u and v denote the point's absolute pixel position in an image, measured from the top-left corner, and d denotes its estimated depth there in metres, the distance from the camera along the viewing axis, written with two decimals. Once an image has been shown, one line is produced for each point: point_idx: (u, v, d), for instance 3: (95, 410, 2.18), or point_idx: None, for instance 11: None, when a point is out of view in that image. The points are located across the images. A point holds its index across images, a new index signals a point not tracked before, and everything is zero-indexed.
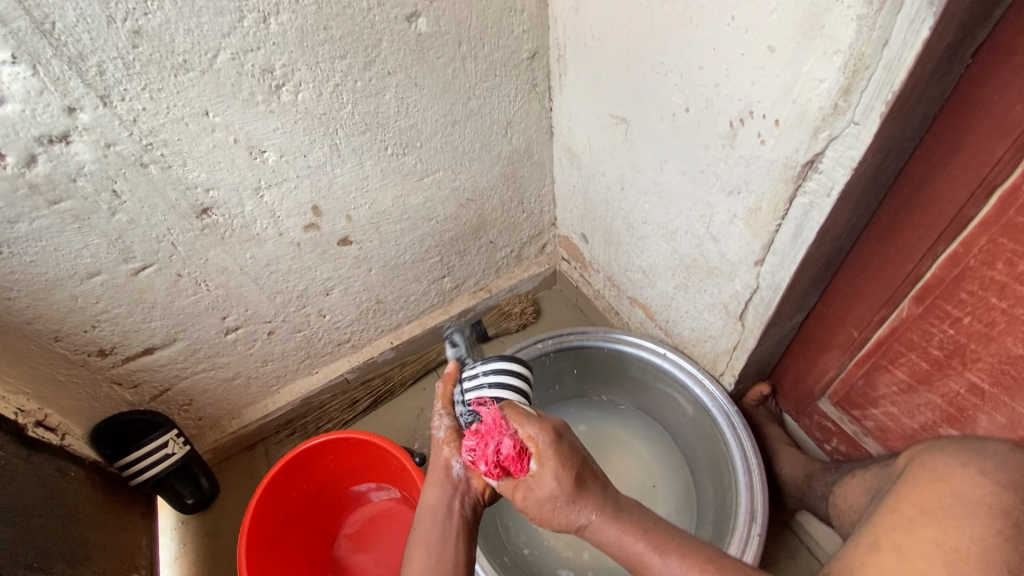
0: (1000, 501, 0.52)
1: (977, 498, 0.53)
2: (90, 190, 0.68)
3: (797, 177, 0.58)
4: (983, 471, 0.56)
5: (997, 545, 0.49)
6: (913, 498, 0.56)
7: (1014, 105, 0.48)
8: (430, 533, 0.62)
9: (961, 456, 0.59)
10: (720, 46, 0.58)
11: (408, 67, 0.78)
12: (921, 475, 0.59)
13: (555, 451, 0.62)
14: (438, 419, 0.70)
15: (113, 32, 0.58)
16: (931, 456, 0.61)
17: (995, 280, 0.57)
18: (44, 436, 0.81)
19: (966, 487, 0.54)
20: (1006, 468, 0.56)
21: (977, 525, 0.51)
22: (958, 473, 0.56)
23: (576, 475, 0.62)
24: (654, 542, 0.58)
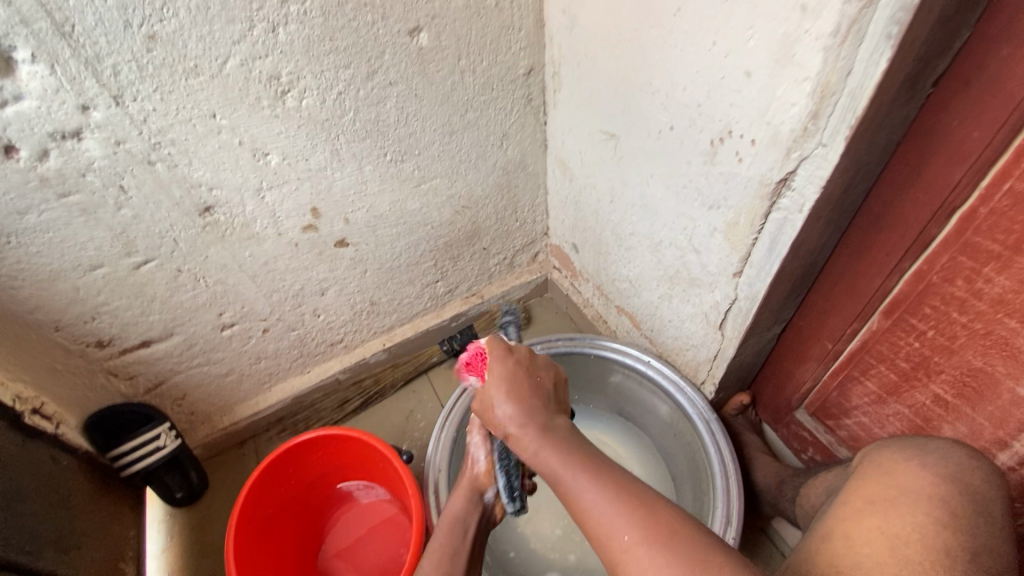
0: (940, 490, 0.55)
1: (918, 488, 0.56)
2: (98, 185, 0.70)
3: (772, 194, 0.62)
4: (926, 461, 0.58)
5: (936, 530, 0.52)
6: (861, 490, 0.59)
7: (969, 132, 0.52)
8: (451, 546, 0.69)
9: (907, 447, 0.61)
10: (702, 69, 0.62)
11: (409, 78, 0.81)
12: (868, 467, 0.61)
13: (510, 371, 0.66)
14: (478, 449, 0.77)
15: (129, 36, 0.61)
16: (879, 446, 0.63)
17: (956, 295, 0.60)
18: (40, 424, 0.82)
19: (910, 478, 0.57)
20: (948, 457, 0.58)
21: (918, 513, 0.54)
22: (901, 464, 0.58)
23: (521, 389, 0.65)
24: (599, 482, 0.53)
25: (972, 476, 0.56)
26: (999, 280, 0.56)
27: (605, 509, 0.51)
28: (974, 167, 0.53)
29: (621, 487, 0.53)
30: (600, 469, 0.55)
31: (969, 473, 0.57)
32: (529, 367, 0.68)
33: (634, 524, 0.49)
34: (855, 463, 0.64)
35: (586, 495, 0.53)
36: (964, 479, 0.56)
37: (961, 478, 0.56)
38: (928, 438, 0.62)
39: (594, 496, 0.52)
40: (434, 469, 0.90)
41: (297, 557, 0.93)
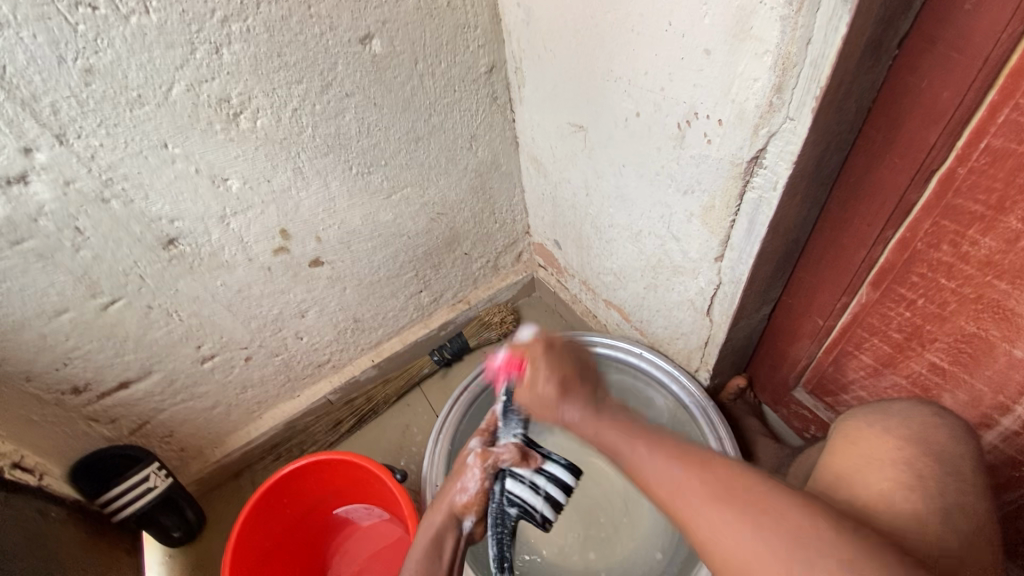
0: (905, 454, 0.53)
1: (884, 455, 0.53)
2: (52, 229, 0.68)
3: (744, 173, 0.60)
4: (889, 425, 0.56)
5: (904, 498, 0.50)
6: (830, 464, 0.56)
7: (940, 92, 0.49)
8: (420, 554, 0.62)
9: (872, 413, 0.58)
10: (661, 52, 0.60)
11: (366, 87, 0.79)
12: (837, 438, 0.58)
13: (554, 364, 0.63)
14: (473, 479, 0.68)
15: (64, 72, 0.59)
16: (850, 416, 0.60)
17: (942, 261, 0.59)
18: (21, 478, 0.79)
19: (875, 444, 0.54)
20: (910, 418, 0.56)
21: (885, 479, 0.51)
22: (866, 432, 0.56)
23: (568, 381, 0.60)
24: (653, 443, 0.50)
25: (935, 435, 0.54)
26: (985, 242, 0.54)
27: (661, 472, 0.47)
28: (949, 127, 0.51)
29: (680, 449, 0.49)
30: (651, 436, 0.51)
31: (932, 433, 0.54)
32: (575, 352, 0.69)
33: (681, 467, 0.47)
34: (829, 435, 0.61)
35: (642, 458, 0.49)
36: (929, 440, 0.54)
37: (925, 439, 0.54)
38: (892, 402, 0.60)
39: (635, 447, 0.50)
40: (431, 485, 0.88)
41: None
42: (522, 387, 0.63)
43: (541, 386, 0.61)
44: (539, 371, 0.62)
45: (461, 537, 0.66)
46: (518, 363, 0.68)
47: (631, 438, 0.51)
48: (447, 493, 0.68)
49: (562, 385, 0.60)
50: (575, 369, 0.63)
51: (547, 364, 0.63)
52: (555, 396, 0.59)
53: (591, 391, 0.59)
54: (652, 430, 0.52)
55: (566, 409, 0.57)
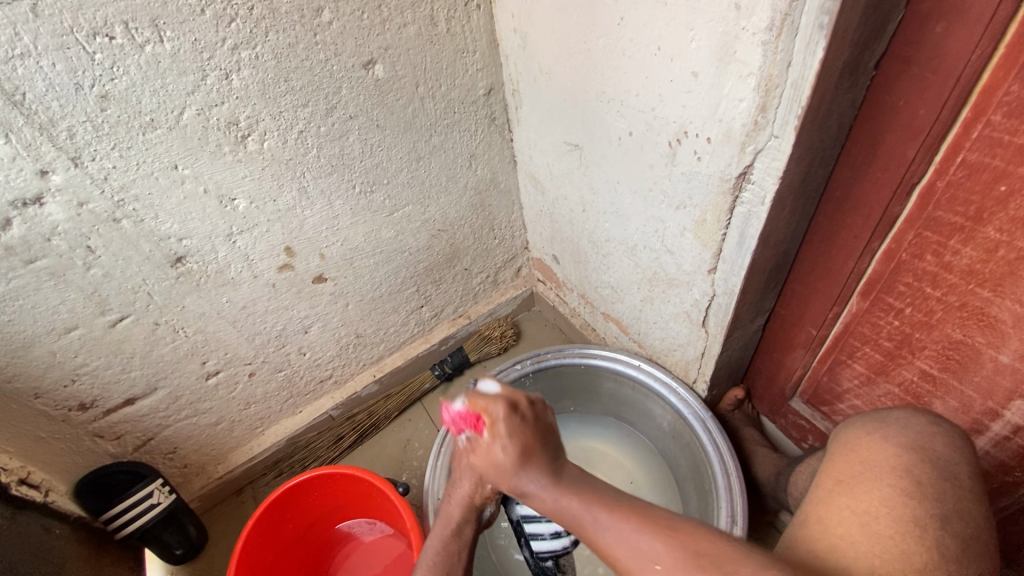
0: (903, 461, 0.54)
1: (883, 462, 0.54)
2: (65, 248, 0.70)
3: (734, 188, 0.62)
4: (889, 432, 0.57)
5: (905, 503, 0.51)
6: (830, 471, 0.57)
7: (917, 110, 0.52)
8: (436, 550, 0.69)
9: (871, 421, 0.60)
10: (651, 74, 0.63)
11: (369, 110, 0.82)
12: (837, 445, 0.59)
13: (515, 426, 0.60)
14: None
15: (81, 98, 0.61)
16: (848, 425, 0.62)
17: (927, 270, 0.60)
18: (28, 494, 0.81)
19: (875, 451, 0.56)
20: (909, 425, 0.58)
21: (884, 485, 0.52)
22: (866, 440, 0.57)
23: (529, 446, 0.59)
24: (616, 516, 0.49)
25: (933, 442, 0.56)
26: (966, 252, 0.56)
27: (622, 539, 0.47)
28: (927, 142, 0.53)
29: (647, 522, 0.48)
30: (611, 505, 0.51)
31: (930, 440, 0.56)
32: (543, 406, 0.67)
33: (637, 524, 0.47)
34: (828, 444, 0.63)
35: (607, 534, 0.48)
36: (927, 447, 0.55)
37: (923, 446, 0.55)
38: (891, 409, 0.62)
39: (600, 521, 0.49)
40: (433, 497, 0.89)
41: None
42: (478, 452, 0.62)
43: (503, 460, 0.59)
44: (497, 434, 0.60)
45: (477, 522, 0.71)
46: (475, 419, 0.63)
47: (593, 509, 0.51)
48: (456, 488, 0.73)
49: (524, 449, 0.58)
50: (540, 434, 0.61)
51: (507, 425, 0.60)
52: (507, 460, 0.58)
53: (552, 457, 0.59)
54: (616, 500, 0.52)
55: (527, 479, 0.57)
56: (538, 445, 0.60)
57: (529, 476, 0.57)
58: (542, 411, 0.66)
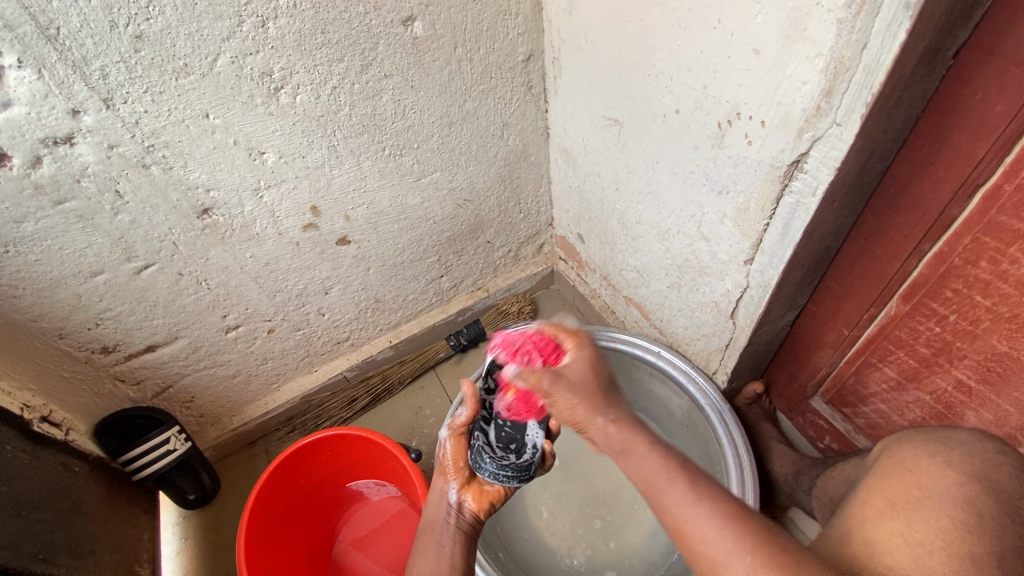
0: (964, 490, 0.53)
1: (943, 489, 0.54)
2: (94, 191, 0.69)
3: (784, 176, 0.59)
4: (952, 457, 0.57)
5: (961, 537, 0.50)
6: (883, 490, 0.56)
7: (994, 106, 0.49)
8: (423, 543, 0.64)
9: (931, 442, 0.59)
10: (707, 48, 0.59)
11: (404, 69, 0.79)
12: (891, 463, 0.59)
13: (591, 358, 0.58)
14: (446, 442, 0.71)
15: (116, 37, 0.59)
16: (901, 440, 0.62)
17: (979, 278, 0.58)
18: (49, 431, 0.82)
19: (933, 477, 0.55)
20: (974, 453, 0.57)
21: (943, 517, 0.51)
22: (925, 461, 0.57)
23: (601, 383, 0.56)
24: (699, 490, 0.48)
25: (998, 473, 0.55)
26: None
27: (709, 532, 0.46)
28: (1000, 142, 0.50)
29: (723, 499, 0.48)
30: (681, 468, 0.50)
31: (996, 470, 0.55)
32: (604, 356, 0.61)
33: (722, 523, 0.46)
34: (875, 457, 0.63)
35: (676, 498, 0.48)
36: (990, 477, 0.54)
37: (988, 477, 0.54)
38: (954, 431, 0.61)
39: (679, 492, 0.48)
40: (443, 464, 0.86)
41: (311, 556, 0.94)
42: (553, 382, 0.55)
43: (569, 395, 0.54)
44: (573, 357, 0.58)
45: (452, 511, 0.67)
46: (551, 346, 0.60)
47: (669, 472, 0.50)
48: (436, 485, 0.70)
49: (593, 387, 0.55)
50: (610, 383, 0.58)
51: (581, 359, 0.57)
52: (594, 420, 0.53)
53: (618, 403, 0.56)
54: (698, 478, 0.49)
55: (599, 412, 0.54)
56: (608, 386, 0.57)
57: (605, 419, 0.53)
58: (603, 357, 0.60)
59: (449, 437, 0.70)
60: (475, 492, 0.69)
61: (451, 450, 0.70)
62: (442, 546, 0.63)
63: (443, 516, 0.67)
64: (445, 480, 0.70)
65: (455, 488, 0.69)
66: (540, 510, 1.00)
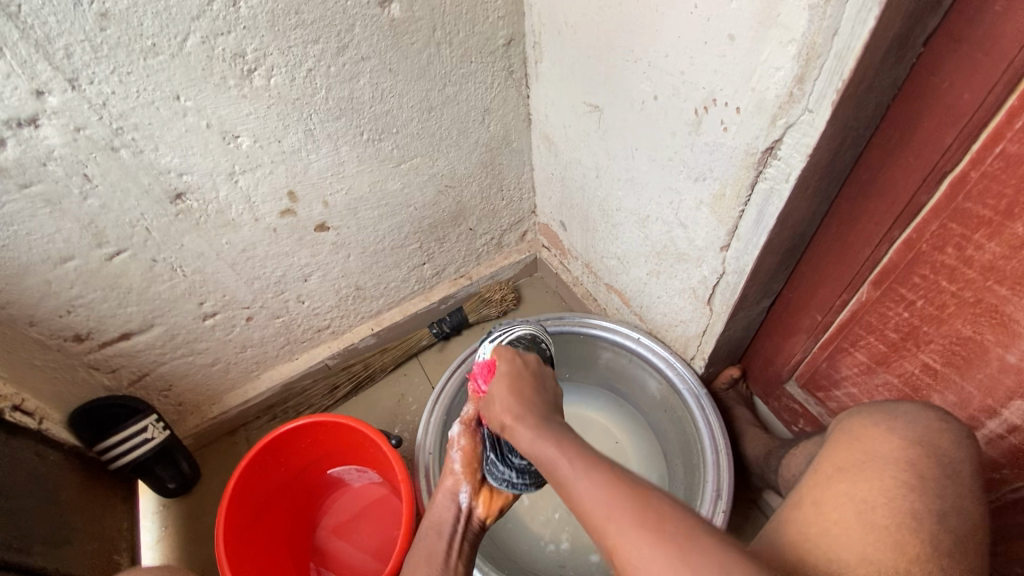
0: (907, 454, 0.55)
1: (886, 454, 0.55)
2: (61, 174, 0.67)
3: (758, 163, 0.60)
4: (894, 425, 0.57)
5: (902, 495, 0.52)
6: (831, 455, 0.58)
7: (962, 93, 0.49)
8: (429, 550, 0.65)
9: (876, 413, 0.60)
10: (685, 34, 0.59)
11: (382, 52, 0.77)
12: (840, 431, 0.60)
13: (516, 367, 0.66)
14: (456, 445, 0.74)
15: (80, 14, 0.57)
16: (850, 415, 0.62)
17: (945, 263, 0.59)
18: (21, 420, 0.80)
19: (877, 442, 0.57)
20: (916, 421, 0.58)
21: (885, 477, 0.54)
22: (870, 430, 0.58)
23: (524, 390, 0.61)
24: (584, 462, 0.47)
25: (940, 437, 0.56)
26: (990, 246, 0.54)
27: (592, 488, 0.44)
28: (966, 129, 0.51)
29: (599, 461, 0.46)
30: (565, 445, 0.50)
31: (937, 435, 0.56)
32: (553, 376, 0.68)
33: (605, 478, 0.44)
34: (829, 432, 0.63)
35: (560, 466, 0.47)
36: (932, 440, 0.56)
37: (929, 441, 0.56)
38: (897, 402, 0.61)
39: (570, 465, 0.47)
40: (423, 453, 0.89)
41: (293, 542, 0.94)
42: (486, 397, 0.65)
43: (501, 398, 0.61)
44: (498, 377, 0.65)
45: (462, 514, 0.69)
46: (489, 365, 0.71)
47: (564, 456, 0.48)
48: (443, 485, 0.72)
49: (516, 388, 0.62)
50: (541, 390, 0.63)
51: (502, 369, 0.66)
52: (507, 408, 0.59)
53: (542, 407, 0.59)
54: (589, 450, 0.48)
55: (508, 408, 0.59)
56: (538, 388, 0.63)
57: (517, 413, 0.57)
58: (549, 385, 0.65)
59: (461, 446, 0.74)
60: (485, 499, 0.72)
61: (462, 457, 0.73)
62: (447, 555, 0.64)
63: (450, 518, 0.69)
64: (455, 484, 0.72)
65: (468, 491, 0.71)
66: (522, 495, 1.02)
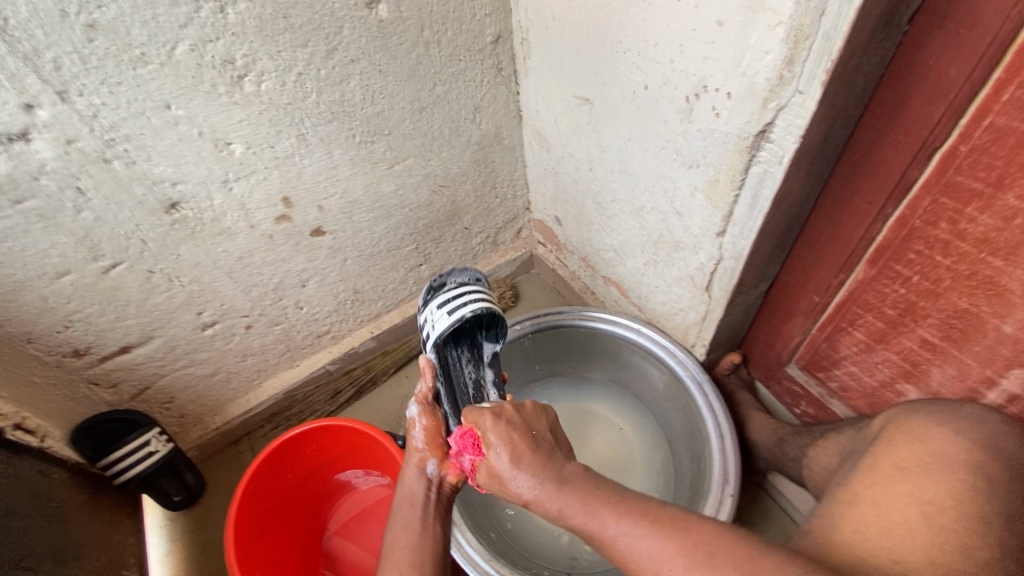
0: (975, 456, 0.55)
1: (952, 454, 0.55)
2: (54, 188, 0.67)
3: (751, 147, 0.60)
4: (960, 428, 0.58)
5: (971, 497, 0.51)
6: (892, 454, 0.59)
7: (948, 69, 0.50)
8: (407, 518, 0.62)
9: (937, 413, 0.61)
10: (673, 23, 0.59)
11: (371, 53, 0.77)
12: (899, 431, 0.61)
13: (506, 432, 0.57)
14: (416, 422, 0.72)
15: (67, 26, 0.57)
16: (907, 411, 0.64)
17: (939, 238, 0.60)
18: (23, 438, 0.81)
19: (940, 442, 0.57)
20: (981, 423, 0.58)
21: (952, 479, 0.53)
22: (934, 430, 0.59)
23: (522, 446, 0.56)
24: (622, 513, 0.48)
25: (1007, 443, 0.56)
26: (982, 219, 0.55)
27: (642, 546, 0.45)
28: (954, 104, 0.51)
29: (638, 507, 0.48)
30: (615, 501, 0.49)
31: (1004, 440, 0.56)
32: (542, 405, 0.63)
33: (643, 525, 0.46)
34: (881, 431, 0.65)
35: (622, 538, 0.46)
36: (999, 445, 0.56)
37: (996, 445, 0.56)
38: (961, 404, 0.63)
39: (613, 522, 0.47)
40: None
41: (302, 549, 0.94)
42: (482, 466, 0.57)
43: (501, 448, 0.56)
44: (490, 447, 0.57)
45: (432, 484, 0.66)
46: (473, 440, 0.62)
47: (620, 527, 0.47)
48: (409, 460, 0.70)
49: (514, 453, 0.55)
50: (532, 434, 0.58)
51: (497, 441, 0.56)
52: (516, 475, 0.54)
53: (551, 454, 0.56)
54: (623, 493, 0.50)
55: (521, 483, 0.54)
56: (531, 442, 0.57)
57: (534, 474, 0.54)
58: (538, 416, 0.61)
59: (422, 424, 0.72)
60: (456, 467, 0.68)
61: (426, 431, 0.71)
62: (424, 525, 0.61)
63: (424, 492, 0.65)
64: (422, 458, 0.69)
65: (435, 462, 0.68)
66: None
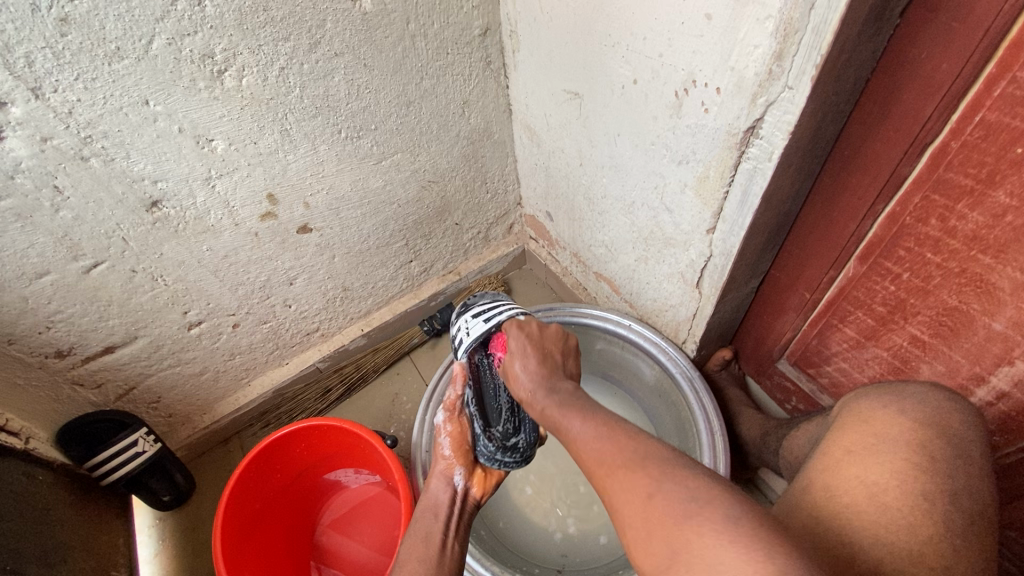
0: (918, 436, 0.55)
1: (896, 434, 0.56)
2: (30, 187, 0.65)
3: (741, 143, 0.59)
4: (905, 406, 0.58)
5: (915, 477, 0.52)
6: (840, 438, 0.58)
7: (940, 64, 0.49)
8: (426, 530, 0.64)
9: (884, 395, 0.61)
10: (661, 16, 0.58)
11: (356, 47, 0.76)
12: (848, 414, 0.61)
13: (534, 354, 0.62)
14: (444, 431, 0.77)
15: (38, 20, 0.55)
16: (858, 396, 0.63)
17: (929, 235, 0.59)
18: (6, 440, 0.79)
19: (887, 423, 0.57)
20: (925, 400, 0.59)
21: (896, 459, 0.54)
22: (881, 412, 0.59)
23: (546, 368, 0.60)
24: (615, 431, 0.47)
25: (951, 419, 0.56)
26: (973, 216, 0.54)
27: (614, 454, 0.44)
28: (945, 100, 0.50)
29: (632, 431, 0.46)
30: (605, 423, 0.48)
31: (947, 416, 0.57)
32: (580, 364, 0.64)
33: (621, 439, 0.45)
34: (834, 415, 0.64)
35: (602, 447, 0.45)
36: (943, 420, 0.56)
37: (940, 422, 0.56)
38: (907, 384, 0.62)
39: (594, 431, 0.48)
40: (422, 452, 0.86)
41: (293, 548, 0.94)
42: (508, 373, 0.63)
43: (524, 384, 0.59)
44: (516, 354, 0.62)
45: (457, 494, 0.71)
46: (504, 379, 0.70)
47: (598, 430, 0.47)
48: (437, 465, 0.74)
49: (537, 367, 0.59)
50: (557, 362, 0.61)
51: (520, 349, 0.62)
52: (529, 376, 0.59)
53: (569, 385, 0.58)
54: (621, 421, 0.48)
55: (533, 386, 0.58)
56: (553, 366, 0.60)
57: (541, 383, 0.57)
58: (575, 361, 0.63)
59: (449, 432, 0.77)
60: (478, 479, 0.74)
61: (453, 442, 0.76)
62: (441, 534, 0.63)
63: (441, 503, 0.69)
64: (449, 468, 0.73)
65: (462, 474, 0.73)
66: (523, 488, 1.02)
